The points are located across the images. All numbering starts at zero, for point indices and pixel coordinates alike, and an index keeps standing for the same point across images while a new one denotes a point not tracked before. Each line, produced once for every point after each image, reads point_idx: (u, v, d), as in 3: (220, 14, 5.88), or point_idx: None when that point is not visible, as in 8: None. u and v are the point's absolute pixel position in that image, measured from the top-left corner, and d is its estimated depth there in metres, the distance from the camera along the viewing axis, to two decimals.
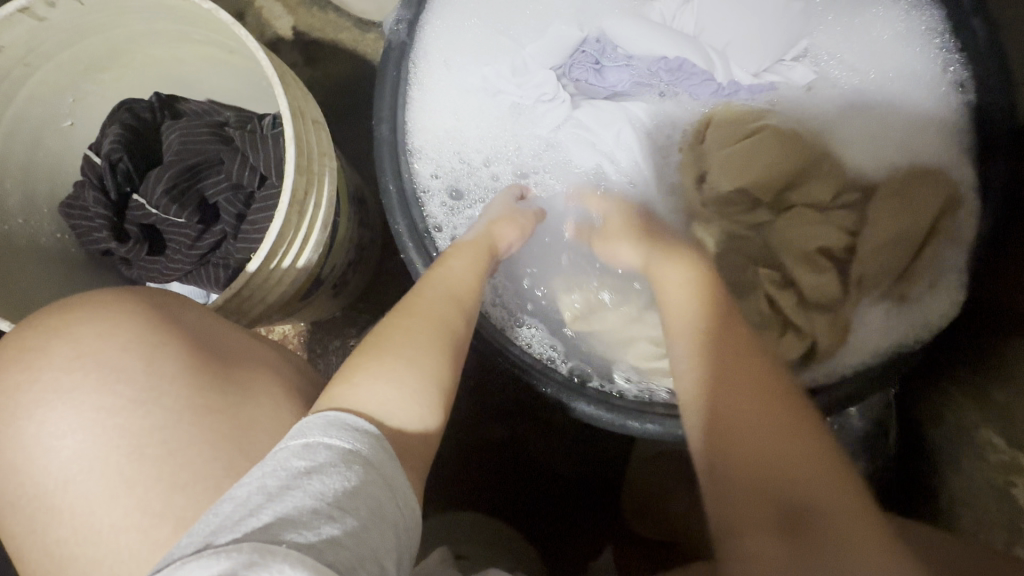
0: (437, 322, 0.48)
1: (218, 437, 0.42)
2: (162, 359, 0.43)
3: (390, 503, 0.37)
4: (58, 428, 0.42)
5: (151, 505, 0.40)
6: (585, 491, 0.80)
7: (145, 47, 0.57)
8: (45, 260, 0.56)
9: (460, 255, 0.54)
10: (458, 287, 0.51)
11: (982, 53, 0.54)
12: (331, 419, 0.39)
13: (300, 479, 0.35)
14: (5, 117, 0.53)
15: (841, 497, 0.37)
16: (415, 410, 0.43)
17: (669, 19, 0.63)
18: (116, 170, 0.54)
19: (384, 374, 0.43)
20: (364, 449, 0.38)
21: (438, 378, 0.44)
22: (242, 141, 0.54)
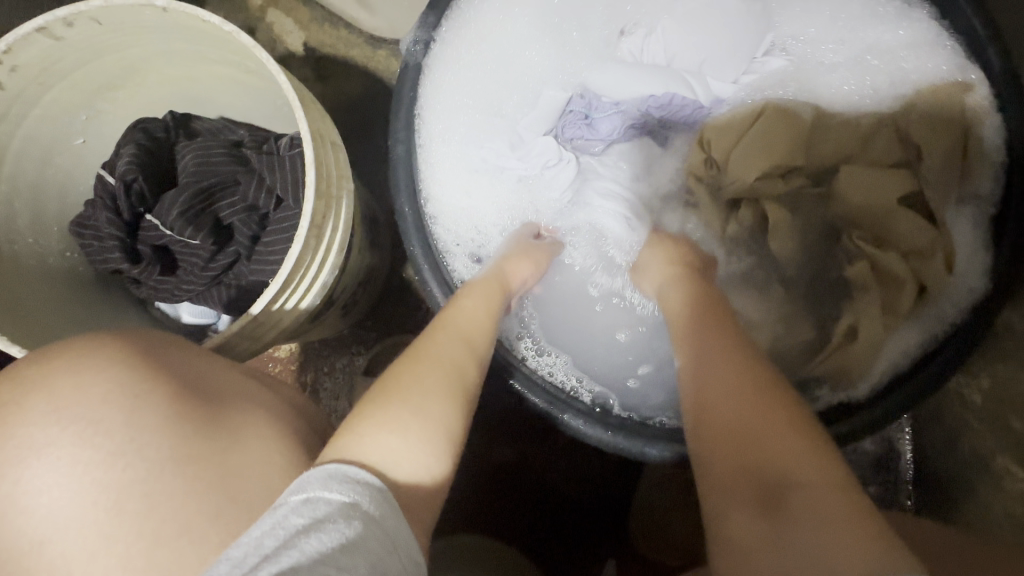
0: (449, 364, 0.48)
1: (206, 484, 0.38)
2: (145, 406, 0.39)
3: (394, 557, 0.35)
4: (37, 481, 0.38)
5: (129, 565, 0.36)
6: (593, 514, 0.79)
7: (160, 66, 0.57)
8: (52, 281, 0.54)
9: (476, 295, 0.54)
10: (470, 324, 0.51)
11: None
12: (332, 472, 0.37)
13: (297, 538, 0.33)
14: (15, 138, 0.52)
15: (823, 464, 0.35)
16: (420, 460, 0.41)
17: (640, 54, 0.63)
18: (130, 191, 0.52)
19: (388, 423, 0.42)
20: (363, 501, 0.36)
21: (445, 425, 0.44)
22: (258, 162, 0.53)
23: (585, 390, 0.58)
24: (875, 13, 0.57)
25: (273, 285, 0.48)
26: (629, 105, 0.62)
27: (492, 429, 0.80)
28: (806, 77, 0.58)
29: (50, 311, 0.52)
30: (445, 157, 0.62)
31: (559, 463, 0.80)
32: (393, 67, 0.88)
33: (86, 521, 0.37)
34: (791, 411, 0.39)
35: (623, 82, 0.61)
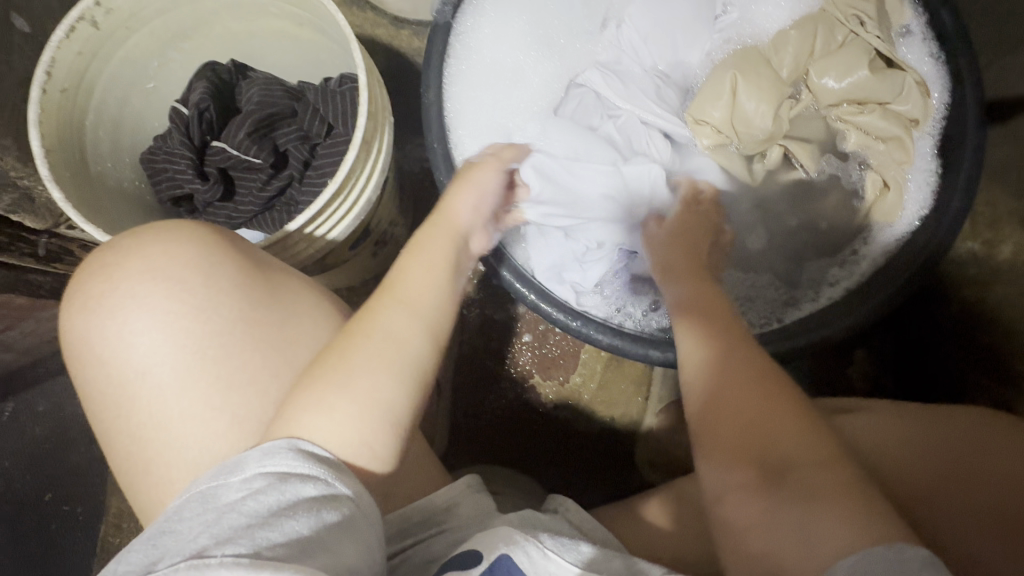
0: (390, 341, 0.48)
1: (270, 347, 0.48)
2: (218, 277, 0.48)
3: (338, 497, 0.41)
4: (134, 328, 0.46)
5: (212, 402, 0.46)
6: (604, 449, 0.84)
7: (226, 20, 0.65)
8: (125, 200, 0.62)
9: (418, 261, 0.54)
10: (410, 291, 0.52)
11: (949, 32, 0.64)
12: (265, 448, 0.42)
13: (237, 504, 0.39)
14: (103, 75, 0.60)
15: (794, 417, 0.43)
16: (354, 431, 0.44)
17: (617, 38, 0.76)
18: (203, 118, 0.62)
19: (316, 405, 0.44)
20: (297, 467, 0.41)
21: (387, 402, 0.46)
22: (313, 96, 0.62)
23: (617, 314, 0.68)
24: None
25: (304, 213, 0.55)
26: (632, 79, 0.74)
27: (510, 372, 0.86)
28: (750, 23, 0.72)
29: (123, 224, 0.59)
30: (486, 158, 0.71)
31: (573, 402, 0.85)
32: (416, 45, 0.96)
33: (178, 365, 0.46)
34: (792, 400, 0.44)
35: (612, 60, 0.76)
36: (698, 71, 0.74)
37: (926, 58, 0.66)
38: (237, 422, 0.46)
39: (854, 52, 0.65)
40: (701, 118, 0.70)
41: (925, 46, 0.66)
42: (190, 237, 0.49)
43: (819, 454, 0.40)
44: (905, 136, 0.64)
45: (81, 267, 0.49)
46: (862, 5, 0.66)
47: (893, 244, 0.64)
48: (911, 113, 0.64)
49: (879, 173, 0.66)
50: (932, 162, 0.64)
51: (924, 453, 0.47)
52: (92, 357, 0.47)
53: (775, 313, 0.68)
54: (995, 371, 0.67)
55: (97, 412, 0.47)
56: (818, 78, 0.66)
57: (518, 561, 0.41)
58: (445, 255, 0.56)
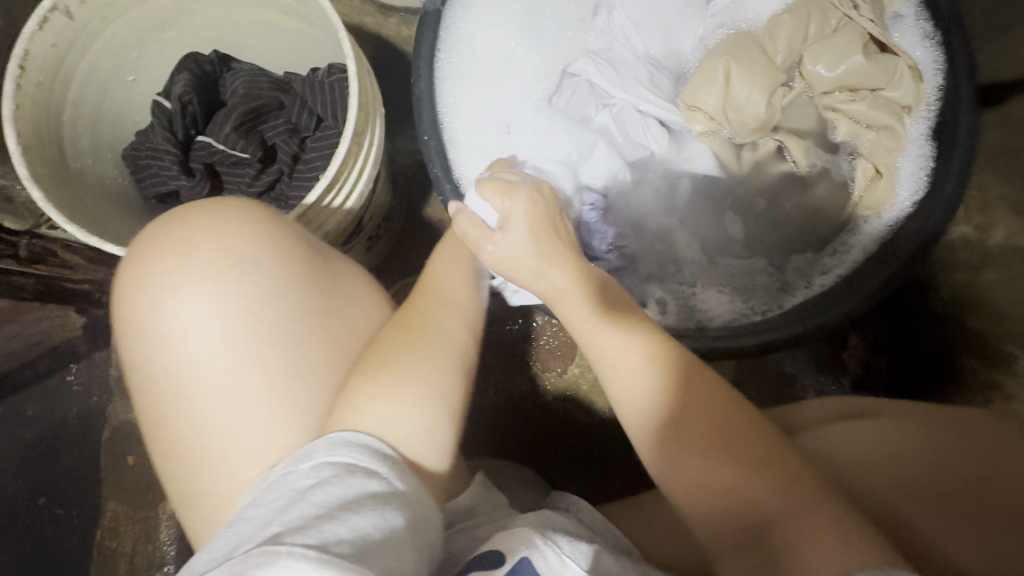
0: (441, 335, 0.50)
1: (328, 334, 0.48)
2: (286, 263, 0.48)
3: (399, 498, 0.41)
4: (197, 311, 0.45)
5: (276, 388, 0.46)
6: (604, 440, 0.84)
7: (207, 9, 0.63)
8: (109, 198, 0.60)
9: (448, 266, 0.56)
10: (448, 288, 0.54)
11: (942, 16, 0.64)
12: (333, 439, 0.42)
13: (306, 493, 0.39)
14: (81, 67, 0.58)
15: (758, 476, 0.42)
16: (415, 426, 0.45)
17: (608, 25, 0.75)
18: (186, 112, 0.60)
19: (384, 393, 0.45)
20: (364, 461, 0.41)
21: (440, 392, 0.47)
22: (301, 87, 0.61)
23: None
24: None
25: (295, 210, 0.54)
26: (626, 66, 0.73)
27: (508, 364, 0.85)
28: (744, 6, 0.71)
29: (109, 223, 0.57)
30: (474, 150, 0.69)
31: (572, 393, 0.85)
32: (403, 33, 0.93)
33: (239, 350, 0.46)
34: (756, 455, 0.43)
35: (604, 48, 0.75)
36: (690, 60, 0.74)
37: (920, 41, 0.66)
38: (299, 410, 0.46)
39: (847, 38, 0.64)
40: (693, 104, 0.70)
41: (918, 29, 0.66)
42: (262, 220, 0.48)
43: (794, 510, 0.39)
44: (897, 123, 0.64)
45: (138, 247, 0.48)
46: None
47: (882, 233, 0.64)
48: (904, 100, 0.64)
49: (871, 161, 0.66)
50: (923, 147, 0.64)
51: (899, 459, 0.47)
52: (150, 338, 0.46)
53: (771, 302, 0.68)
54: (987, 355, 0.68)
55: (150, 398, 0.47)
56: (811, 63, 0.66)
57: (538, 567, 0.41)
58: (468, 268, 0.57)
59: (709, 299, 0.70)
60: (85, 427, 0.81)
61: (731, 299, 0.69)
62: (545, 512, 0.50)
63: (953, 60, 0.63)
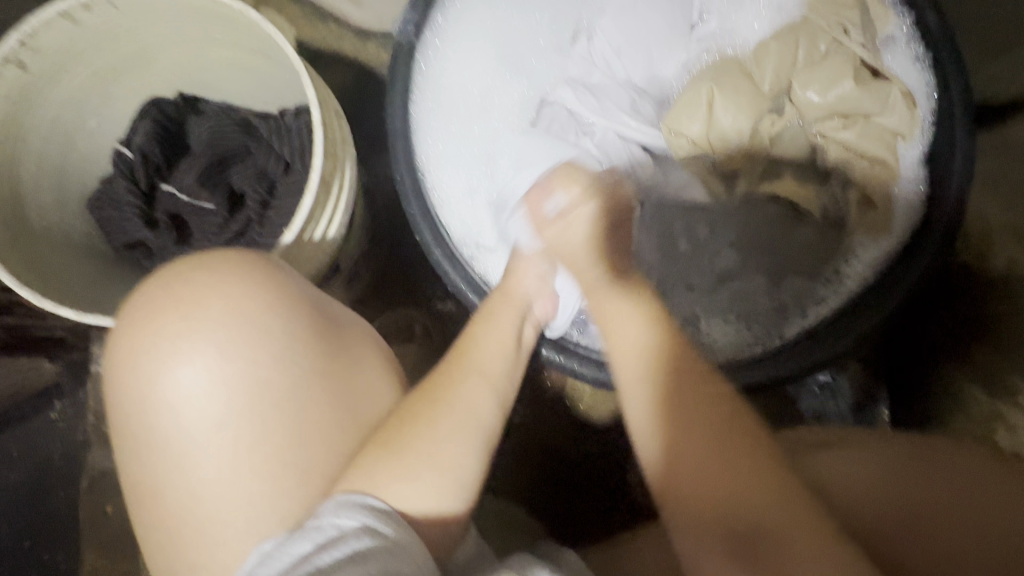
0: (473, 414, 0.47)
1: (341, 398, 0.45)
2: (296, 324, 0.45)
3: (403, 562, 0.38)
4: (200, 377, 0.42)
5: (281, 456, 0.42)
6: (596, 472, 0.82)
7: (171, 51, 0.61)
8: (74, 251, 0.58)
9: (488, 327, 0.53)
10: (490, 362, 0.50)
11: (936, 34, 0.61)
12: (340, 500, 0.39)
13: (311, 556, 0.36)
14: (39, 119, 0.56)
15: (772, 489, 0.38)
16: (431, 501, 0.42)
17: (589, 54, 0.73)
18: (149, 163, 0.58)
19: (403, 470, 0.42)
20: (366, 521, 0.39)
21: (460, 471, 0.44)
22: (268, 132, 0.59)
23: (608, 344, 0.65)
24: None
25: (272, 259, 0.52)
26: (606, 93, 0.71)
27: None
28: (730, 30, 0.70)
29: (71, 281, 0.55)
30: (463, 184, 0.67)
31: (564, 425, 0.83)
32: (382, 58, 0.91)
33: (247, 416, 0.42)
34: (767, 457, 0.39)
35: (585, 75, 0.73)
36: (675, 86, 0.72)
37: (914, 65, 0.63)
38: (305, 478, 0.42)
39: (838, 63, 0.63)
40: (677, 130, 0.68)
41: (911, 53, 0.63)
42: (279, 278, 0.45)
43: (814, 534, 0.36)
44: (890, 149, 0.62)
45: (143, 302, 0.44)
46: (846, 12, 0.64)
47: (880, 261, 0.60)
48: (897, 126, 0.62)
49: (866, 192, 0.63)
50: (915, 175, 0.62)
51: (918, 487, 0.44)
52: (144, 404, 0.42)
53: (772, 331, 0.63)
54: (992, 384, 0.64)
55: (140, 465, 0.42)
56: (800, 90, 0.64)
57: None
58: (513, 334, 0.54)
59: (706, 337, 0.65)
60: (66, 471, 0.79)
61: (735, 331, 0.65)
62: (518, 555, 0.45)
63: (947, 82, 0.60)
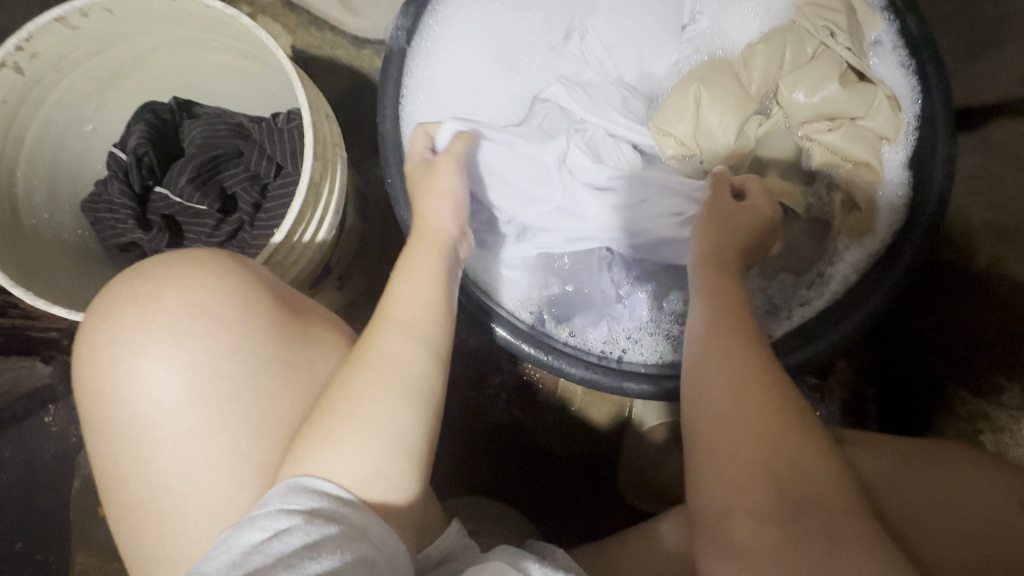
0: (390, 364, 0.45)
1: (297, 388, 0.44)
2: (255, 314, 0.44)
3: (360, 541, 0.38)
4: (156, 369, 0.41)
5: (239, 447, 0.41)
6: (587, 470, 0.82)
7: (166, 56, 0.62)
8: (66, 252, 0.59)
9: (410, 282, 0.50)
10: (404, 312, 0.48)
11: (918, 41, 0.63)
12: (291, 484, 0.39)
13: (263, 543, 0.36)
14: (34, 122, 0.57)
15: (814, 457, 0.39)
16: (364, 467, 0.41)
17: (581, 52, 0.74)
18: (142, 163, 0.59)
19: (326, 439, 0.41)
20: (318, 506, 0.38)
21: (399, 437, 0.42)
22: (260, 134, 0.60)
23: (596, 346, 0.65)
24: None
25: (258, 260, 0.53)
26: (597, 89, 0.71)
27: (489, 397, 0.84)
28: (720, 31, 0.71)
29: (63, 280, 0.56)
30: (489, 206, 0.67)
31: (555, 426, 0.83)
32: (377, 65, 0.92)
33: (204, 407, 0.41)
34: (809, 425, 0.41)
35: (576, 73, 0.73)
36: (665, 83, 0.72)
37: (898, 69, 0.65)
38: (262, 470, 0.42)
39: (825, 65, 0.64)
40: (666, 130, 0.68)
41: (896, 56, 0.65)
42: (243, 271, 0.45)
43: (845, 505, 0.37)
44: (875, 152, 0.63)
45: (104, 295, 0.44)
46: (832, 15, 0.65)
47: (864, 262, 0.62)
48: (882, 129, 0.63)
49: (850, 193, 0.64)
50: (898, 178, 0.64)
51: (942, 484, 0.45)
52: (107, 398, 0.42)
53: (761, 329, 0.63)
54: (977, 384, 0.65)
55: (105, 462, 0.42)
56: (788, 91, 0.65)
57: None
58: (434, 274, 0.51)
59: None
60: (58, 473, 0.79)
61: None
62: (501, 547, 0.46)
63: (929, 87, 0.62)
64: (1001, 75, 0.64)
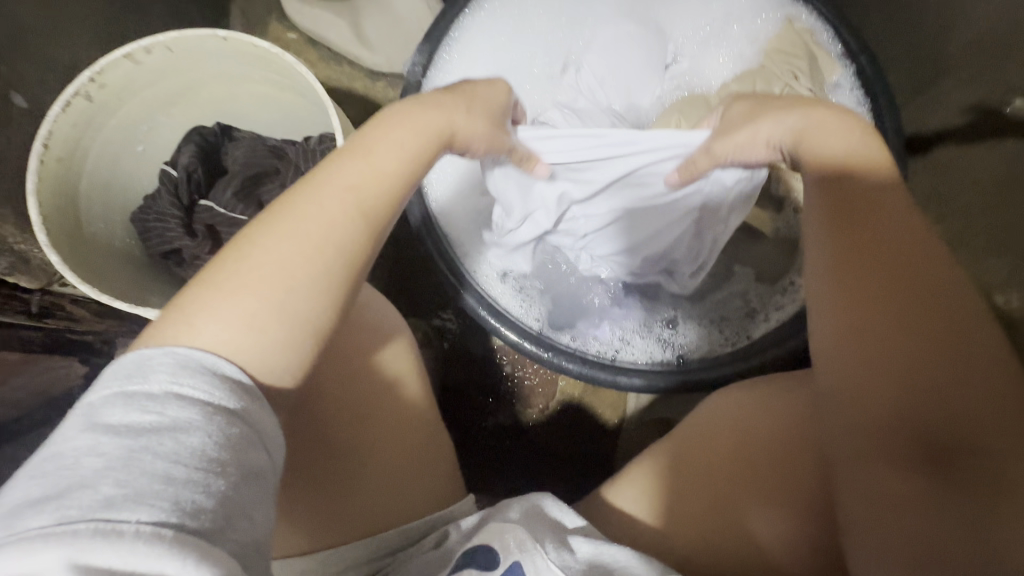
0: (320, 227, 0.41)
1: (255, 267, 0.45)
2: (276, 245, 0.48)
3: (258, 451, 0.35)
4: None
5: None
6: (583, 468, 0.87)
7: (212, 87, 0.70)
8: (116, 258, 0.66)
9: (385, 134, 0.46)
10: (356, 177, 0.44)
11: (871, 79, 0.72)
12: (182, 361, 0.35)
13: (145, 434, 0.31)
14: (96, 143, 0.64)
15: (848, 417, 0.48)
16: (258, 333, 0.39)
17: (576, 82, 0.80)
18: (192, 179, 0.67)
19: (227, 302, 0.39)
20: (219, 401, 0.34)
21: (304, 308, 0.40)
22: (295, 155, 0.68)
23: (590, 344, 0.72)
24: (728, 31, 0.81)
25: None
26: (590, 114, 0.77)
27: (491, 399, 0.90)
28: (698, 70, 0.81)
29: (117, 282, 0.63)
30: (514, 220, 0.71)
31: (553, 426, 0.89)
32: (390, 96, 1.01)
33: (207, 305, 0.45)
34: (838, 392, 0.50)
35: (571, 101, 0.79)
36: (650, 113, 0.81)
37: (855, 107, 0.74)
38: None
39: (790, 102, 0.71)
40: None
41: (853, 97, 0.74)
42: None
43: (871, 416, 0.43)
44: None
45: None
46: (796, 61, 0.74)
47: None
48: None
49: None
50: None
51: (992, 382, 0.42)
52: None
53: (740, 332, 0.72)
54: None
55: None
56: None
57: (528, 572, 0.44)
58: (405, 149, 0.47)
59: (683, 339, 0.73)
60: None
61: (707, 332, 0.73)
62: (535, 492, 0.53)
63: (883, 121, 0.71)
64: (943, 107, 0.73)
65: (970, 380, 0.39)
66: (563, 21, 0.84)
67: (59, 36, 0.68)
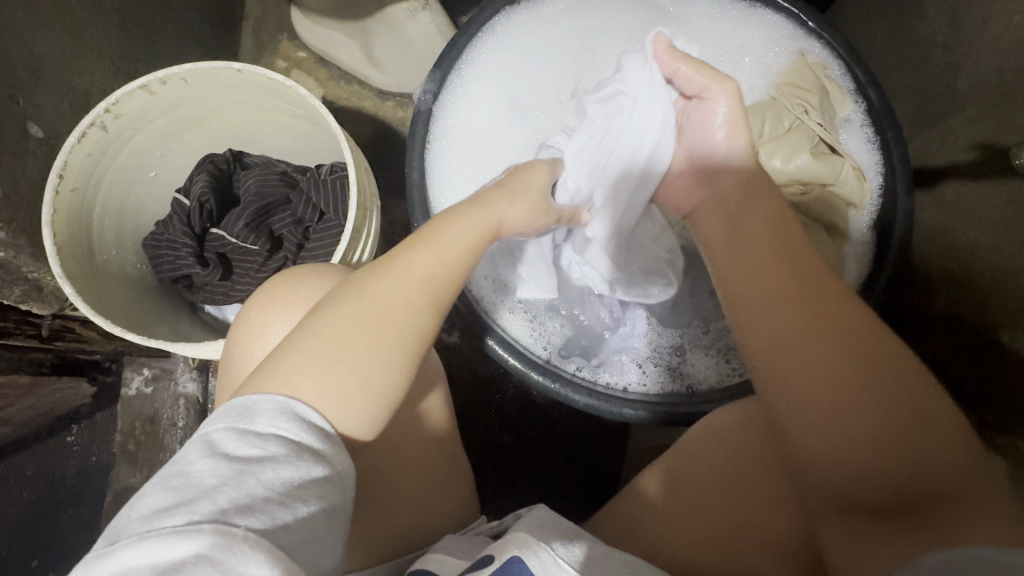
0: (391, 312, 0.45)
1: None
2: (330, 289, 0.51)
3: (339, 488, 0.40)
4: (261, 334, 0.50)
5: None
6: (586, 488, 0.87)
7: (225, 114, 0.71)
8: (127, 284, 0.67)
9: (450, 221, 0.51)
10: (424, 268, 0.47)
11: (881, 115, 0.73)
12: (282, 405, 0.40)
13: (254, 465, 0.36)
14: (111, 170, 0.65)
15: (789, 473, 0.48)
16: (330, 412, 0.42)
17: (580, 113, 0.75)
18: (203, 208, 0.67)
19: (298, 375, 0.42)
20: (309, 440, 0.39)
21: (375, 388, 0.43)
22: (306, 185, 0.68)
23: (595, 374, 0.72)
24: (738, 62, 0.81)
25: None
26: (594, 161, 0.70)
27: (496, 419, 0.90)
28: None
29: (129, 309, 0.64)
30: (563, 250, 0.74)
31: (557, 447, 0.89)
32: (399, 115, 1.02)
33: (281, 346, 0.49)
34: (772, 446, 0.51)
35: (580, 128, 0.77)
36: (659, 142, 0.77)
37: (865, 144, 0.74)
38: None
39: (799, 138, 0.71)
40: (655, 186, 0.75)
41: (863, 134, 0.74)
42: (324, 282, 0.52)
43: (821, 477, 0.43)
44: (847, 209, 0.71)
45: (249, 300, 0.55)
46: (805, 95, 0.73)
47: None
48: (852, 195, 0.71)
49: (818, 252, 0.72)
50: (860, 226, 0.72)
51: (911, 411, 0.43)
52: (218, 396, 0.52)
53: (747, 362, 0.72)
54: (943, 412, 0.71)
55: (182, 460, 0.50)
56: (767, 157, 0.71)
57: (529, 565, 0.43)
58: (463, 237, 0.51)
59: (689, 368, 0.73)
60: (86, 488, 0.84)
61: (715, 362, 0.73)
62: (542, 505, 0.52)
63: (890, 158, 0.72)
64: (949, 142, 0.74)
65: (900, 427, 0.41)
66: (572, 46, 0.82)
67: (73, 63, 0.69)
